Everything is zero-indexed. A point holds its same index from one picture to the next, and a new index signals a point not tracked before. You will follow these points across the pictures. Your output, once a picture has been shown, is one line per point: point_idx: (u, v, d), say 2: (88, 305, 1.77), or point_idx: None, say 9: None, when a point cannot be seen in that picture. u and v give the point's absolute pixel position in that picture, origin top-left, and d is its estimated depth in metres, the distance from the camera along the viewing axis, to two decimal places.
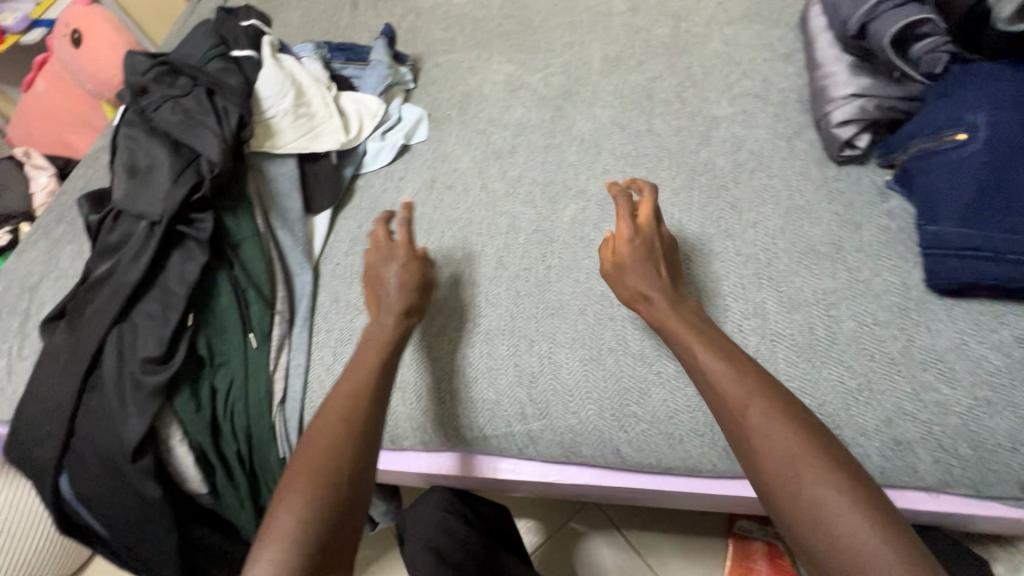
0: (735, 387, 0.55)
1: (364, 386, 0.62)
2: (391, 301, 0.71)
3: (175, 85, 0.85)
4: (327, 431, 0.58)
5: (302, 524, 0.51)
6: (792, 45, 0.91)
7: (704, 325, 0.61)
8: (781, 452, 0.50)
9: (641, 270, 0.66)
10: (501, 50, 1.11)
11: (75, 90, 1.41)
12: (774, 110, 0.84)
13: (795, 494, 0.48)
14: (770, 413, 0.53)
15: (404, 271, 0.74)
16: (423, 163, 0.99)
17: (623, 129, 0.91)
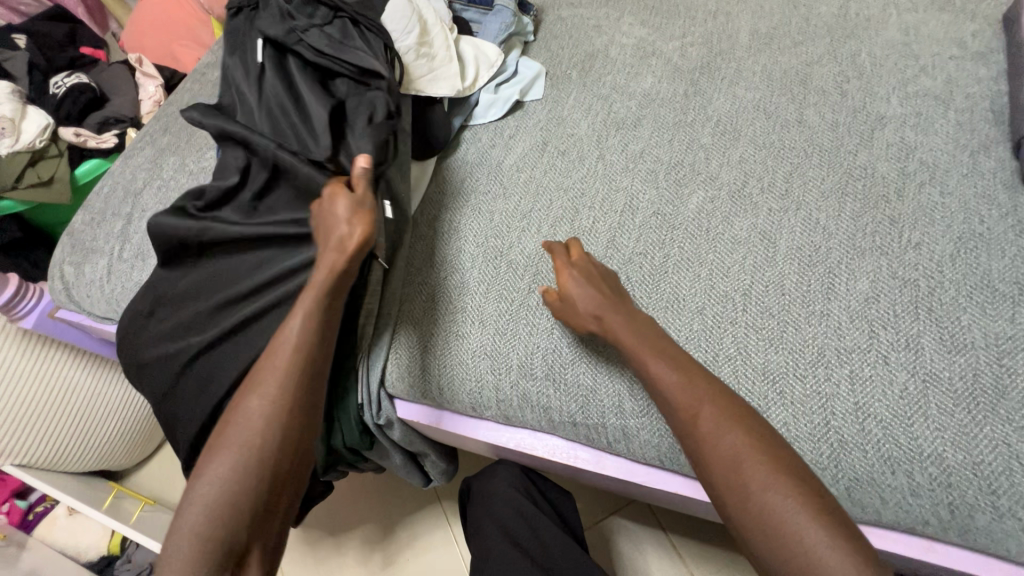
0: (691, 397, 0.54)
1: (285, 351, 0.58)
2: (338, 228, 0.64)
3: (316, 14, 0.84)
4: (250, 412, 0.56)
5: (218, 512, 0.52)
6: (989, 45, 0.78)
7: (650, 331, 0.60)
8: (734, 462, 0.50)
9: (587, 300, 0.64)
10: (635, 11, 1.02)
11: (188, 3, 1.44)
12: (957, 118, 0.73)
13: (747, 502, 0.48)
14: (723, 421, 0.52)
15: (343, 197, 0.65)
16: (536, 123, 0.93)
17: (767, 115, 0.81)
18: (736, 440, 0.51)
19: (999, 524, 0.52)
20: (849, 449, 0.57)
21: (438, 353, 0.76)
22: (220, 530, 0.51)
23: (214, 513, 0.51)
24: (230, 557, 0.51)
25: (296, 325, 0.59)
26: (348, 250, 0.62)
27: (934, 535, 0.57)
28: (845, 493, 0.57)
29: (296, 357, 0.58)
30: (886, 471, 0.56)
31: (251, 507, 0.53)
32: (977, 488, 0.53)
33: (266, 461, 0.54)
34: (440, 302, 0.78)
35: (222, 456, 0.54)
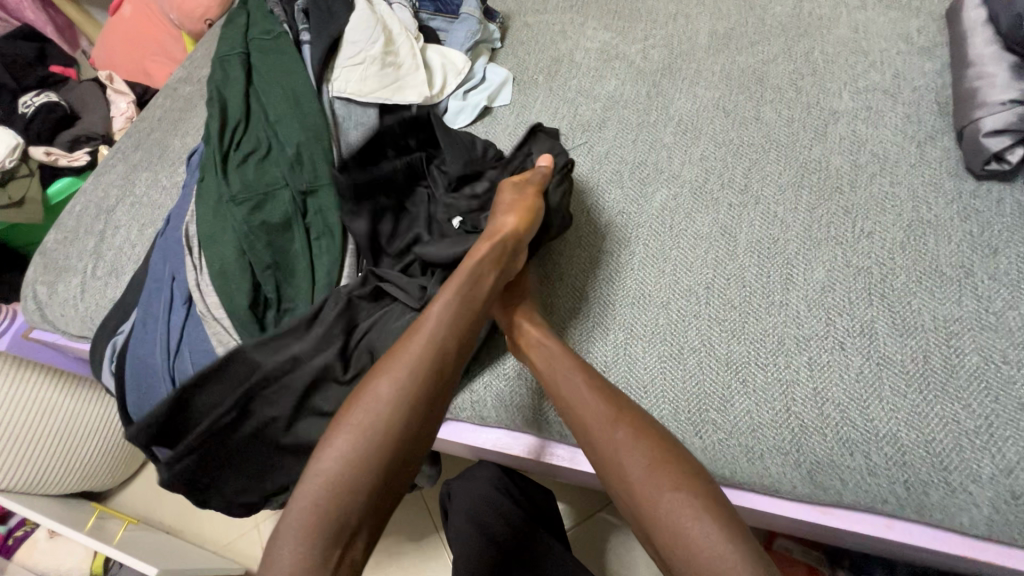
0: (606, 416, 0.58)
1: (420, 336, 0.60)
2: (499, 219, 0.71)
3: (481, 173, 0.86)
4: (379, 393, 0.56)
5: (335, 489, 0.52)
6: (934, 39, 0.81)
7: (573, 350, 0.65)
8: (637, 475, 0.54)
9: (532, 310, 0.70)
10: (598, 15, 1.04)
11: (157, 17, 1.44)
12: (905, 111, 0.76)
13: (645, 508, 0.53)
14: (634, 438, 0.56)
15: (507, 199, 0.74)
16: (504, 128, 0.94)
17: (726, 113, 0.84)
18: (641, 455, 0.55)
19: (952, 498, 0.54)
20: (809, 433, 0.59)
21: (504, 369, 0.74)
22: (339, 505, 0.51)
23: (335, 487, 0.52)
24: (341, 535, 0.51)
25: (437, 311, 0.62)
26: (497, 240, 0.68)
27: (893, 513, 0.58)
28: (808, 476, 0.59)
29: (433, 347, 0.60)
30: (844, 453, 0.58)
31: (371, 487, 0.53)
32: (930, 465, 0.55)
33: (390, 443, 0.55)
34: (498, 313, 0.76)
35: (347, 432, 0.54)
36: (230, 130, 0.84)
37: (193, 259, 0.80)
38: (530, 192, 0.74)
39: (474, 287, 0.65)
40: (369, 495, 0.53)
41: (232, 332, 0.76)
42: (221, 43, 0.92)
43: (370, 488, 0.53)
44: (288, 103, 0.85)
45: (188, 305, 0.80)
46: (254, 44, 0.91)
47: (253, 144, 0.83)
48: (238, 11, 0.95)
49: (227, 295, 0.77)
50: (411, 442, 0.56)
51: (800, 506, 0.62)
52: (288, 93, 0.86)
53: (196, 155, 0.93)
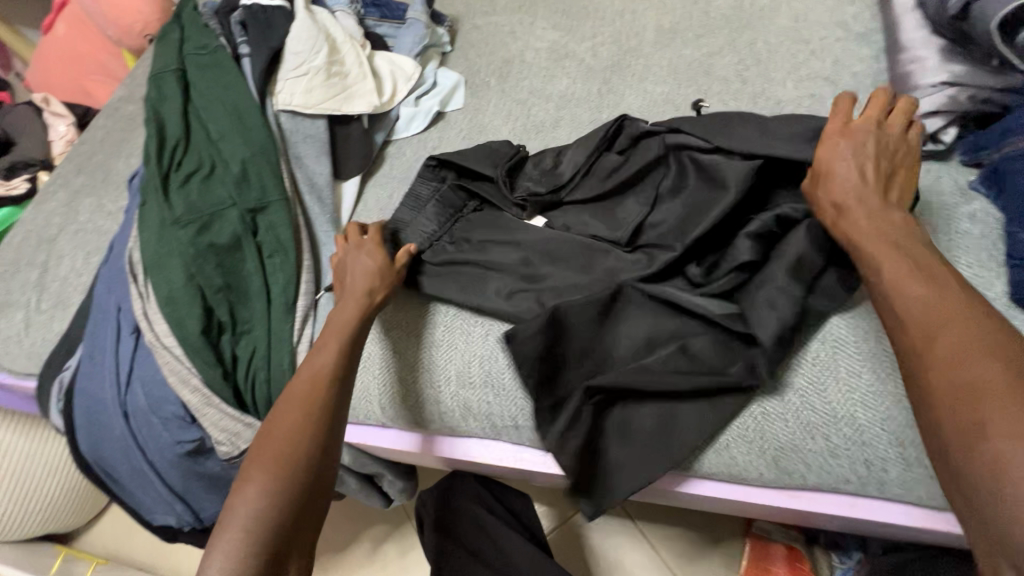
0: (928, 317, 0.47)
1: (314, 376, 0.60)
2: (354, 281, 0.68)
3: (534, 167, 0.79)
4: (286, 427, 0.57)
5: (251, 519, 0.52)
6: (869, 25, 0.84)
7: (904, 239, 0.52)
8: (959, 379, 0.43)
9: (846, 173, 0.57)
10: (547, 15, 1.03)
11: (93, 32, 1.35)
12: (845, 97, 0.78)
13: (957, 412, 0.42)
14: (966, 341, 0.44)
15: (371, 255, 0.70)
16: (458, 133, 0.93)
17: (676, 107, 0.85)
18: (977, 363, 0.43)
19: (908, 473, 0.56)
20: (771, 419, 0.60)
21: (390, 376, 0.74)
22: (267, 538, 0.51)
23: (261, 522, 0.52)
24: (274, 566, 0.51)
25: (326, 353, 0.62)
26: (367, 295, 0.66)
27: (854, 491, 0.60)
28: (773, 462, 0.60)
29: (333, 374, 0.61)
30: (806, 436, 0.59)
31: (288, 515, 0.53)
32: (885, 442, 0.57)
33: (308, 473, 0.55)
34: (394, 322, 0.75)
35: (259, 470, 0.55)
36: (170, 150, 0.81)
37: (138, 288, 0.77)
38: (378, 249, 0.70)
39: (357, 332, 0.65)
40: (284, 524, 0.53)
41: (184, 360, 0.73)
42: (155, 61, 0.89)
43: (287, 519, 0.53)
44: (230, 119, 0.82)
45: (136, 335, 0.77)
46: (190, 60, 0.87)
47: (195, 163, 0.81)
48: (172, 26, 0.92)
49: (176, 322, 0.74)
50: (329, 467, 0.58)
51: (768, 492, 0.64)
52: (229, 108, 0.83)
53: (137, 178, 0.89)
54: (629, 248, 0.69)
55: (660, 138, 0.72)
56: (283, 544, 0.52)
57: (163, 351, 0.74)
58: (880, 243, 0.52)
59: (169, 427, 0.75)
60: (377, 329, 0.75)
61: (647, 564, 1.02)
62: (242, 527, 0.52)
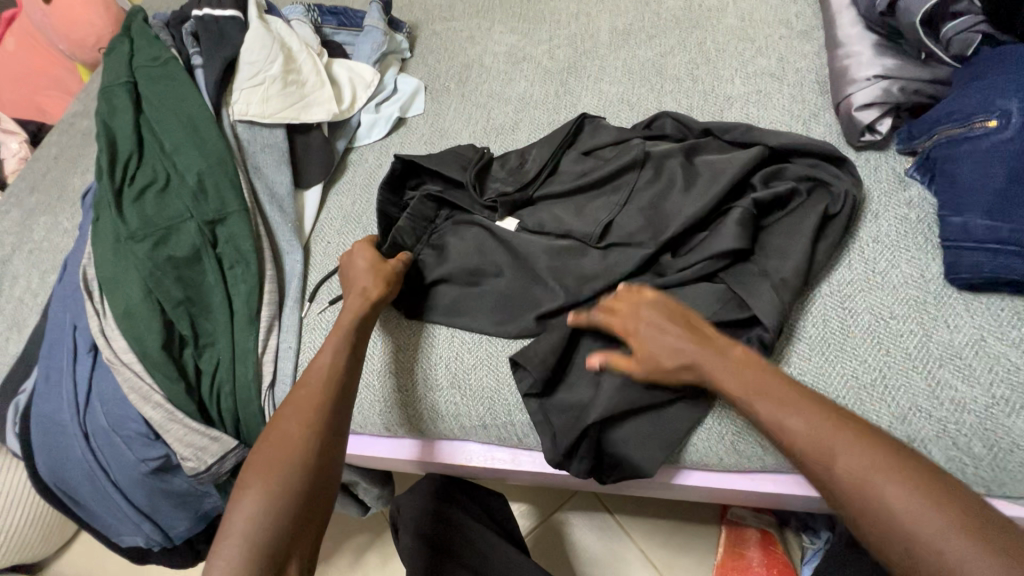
0: (822, 446, 0.47)
1: (316, 377, 0.60)
2: (357, 283, 0.69)
3: (507, 170, 0.80)
4: (289, 429, 0.56)
5: (253, 520, 0.50)
6: (810, 22, 0.87)
7: (763, 372, 0.53)
8: (882, 513, 0.44)
9: (665, 351, 0.57)
10: (503, 19, 1.04)
11: (45, 47, 1.32)
12: (790, 92, 0.81)
13: (899, 549, 0.43)
14: (872, 465, 0.45)
15: (366, 258, 0.71)
16: (419, 138, 0.93)
17: (630, 107, 0.87)
18: (892, 492, 0.44)
19: None
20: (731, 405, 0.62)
21: (385, 387, 0.73)
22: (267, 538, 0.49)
23: (259, 524, 0.50)
24: (274, 566, 0.49)
25: (328, 356, 0.62)
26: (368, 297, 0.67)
27: None
28: (733, 446, 0.62)
29: (333, 378, 0.60)
30: None
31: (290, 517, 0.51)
32: None
33: (311, 470, 0.54)
34: (392, 331, 0.75)
35: (260, 473, 0.53)
36: (122, 164, 0.80)
37: (94, 305, 0.76)
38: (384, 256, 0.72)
39: (360, 335, 0.65)
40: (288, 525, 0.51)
41: (145, 376, 0.72)
42: (104, 74, 0.87)
43: (290, 519, 0.51)
44: (185, 131, 0.81)
45: (93, 353, 0.76)
46: (140, 72, 0.86)
47: (150, 177, 0.79)
48: (120, 38, 0.90)
49: (136, 338, 0.72)
50: (333, 465, 0.56)
51: (730, 477, 0.66)
52: (183, 120, 0.82)
53: (89, 195, 0.88)
54: (600, 243, 0.70)
55: (640, 143, 0.74)
56: (285, 542, 0.50)
57: (121, 369, 0.72)
58: (750, 387, 0.53)
59: (133, 446, 0.73)
60: (378, 336, 0.75)
61: (628, 558, 1.03)
62: (245, 529, 0.50)
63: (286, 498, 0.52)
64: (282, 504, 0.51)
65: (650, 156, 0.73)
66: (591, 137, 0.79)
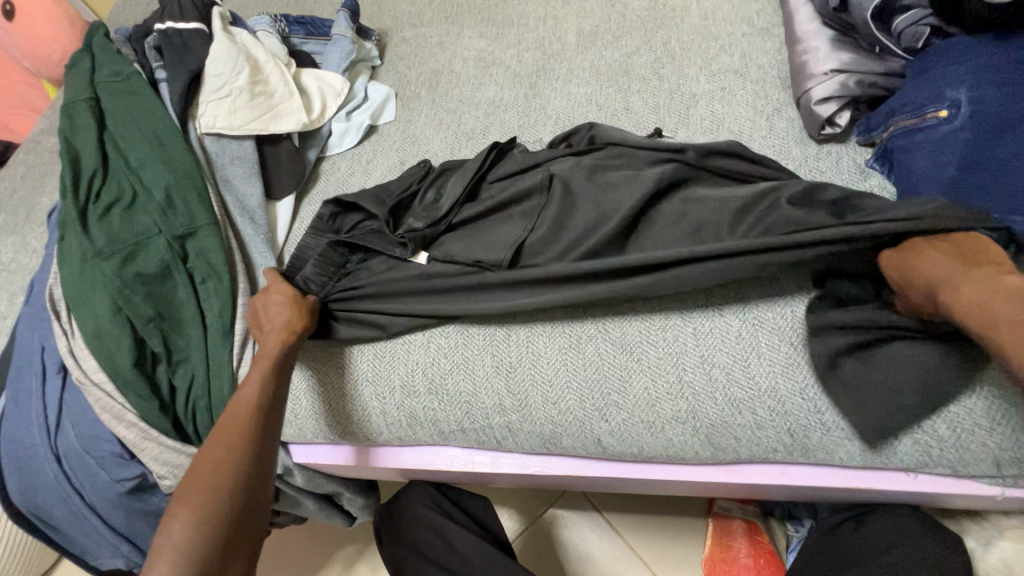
0: None
1: (242, 411, 0.60)
2: (271, 325, 0.69)
3: (428, 193, 0.79)
4: (215, 452, 0.56)
5: (185, 542, 0.50)
6: (771, 20, 0.89)
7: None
8: None
9: (936, 267, 0.52)
10: (472, 24, 1.04)
11: (11, 65, 1.30)
12: (753, 88, 0.82)
13: None
14: None
15: (275, 296, 0.72)
16: (392, 145, 0.93)
17: (599, 107, 0.88)
18: None
19: (830, 436, 0.60)
20: (702, 399, 0.63)
21: (317, 405, 0.74)
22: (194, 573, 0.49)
23: (186, 558, 0.49)
24: None
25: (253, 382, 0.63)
26: (290, 330, 0.68)
27: (785, 460, 0.63)
28: (707, 439, 0.63)
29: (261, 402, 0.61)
30: (734, 412, 0.62)
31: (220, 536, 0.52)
32: (806, 411, 0.60)
33: (241, 492, 0.55)
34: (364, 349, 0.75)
35: (188, 495, 0.53)
36: (87, 181, 0.79)
37: (61, 325, 0.75)
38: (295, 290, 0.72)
39: (283, 365, 0.66)
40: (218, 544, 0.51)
41: (117, 396, 0.71)
42: (66, 91, 0.86)
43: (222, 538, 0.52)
44: (150, 146, 0.81)
45: (63, 374, 0.75)
46: (102, 87, 0.85)
47: (115, 193, 0.79)
48: (82, 54, 0.89)
49: (106, 357, 0.71)
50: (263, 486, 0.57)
51: (707, 469, 0.67)
52: (147, 135, 0.81)
53: (55, 214, 0.86)
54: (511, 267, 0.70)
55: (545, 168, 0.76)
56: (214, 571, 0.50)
57: (91, 390, 0.71)
58: (1000, 321, 0.47)
59: (107, 466, 0.72)
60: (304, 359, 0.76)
61: (618, 555, 1.03)
62: (175, 553, 0.49)
63: (217, 517, 0.52)
64: (214, 523, 0.52)
65: (558, 177, 0.74)
66: (509, 159, 0.80)
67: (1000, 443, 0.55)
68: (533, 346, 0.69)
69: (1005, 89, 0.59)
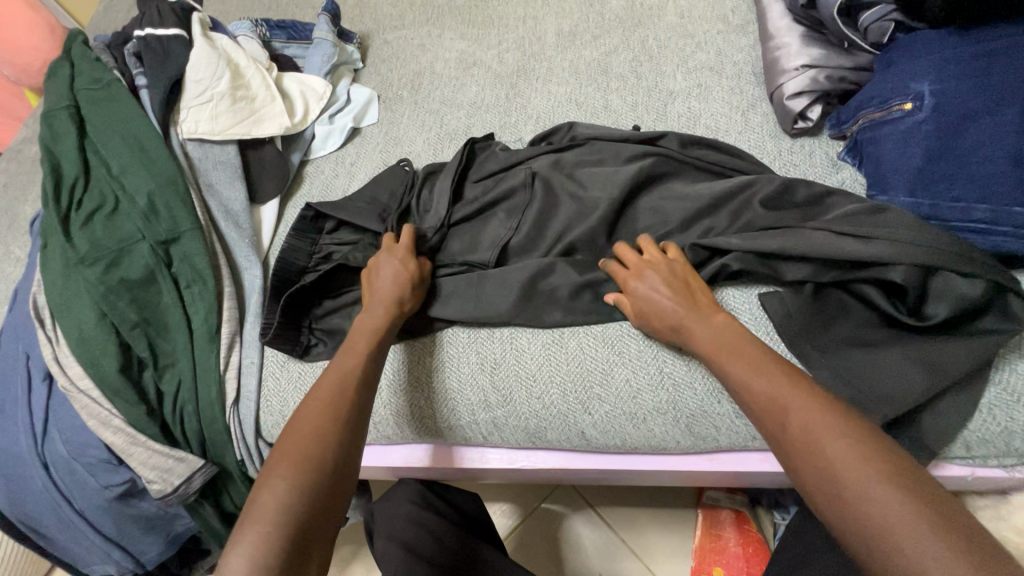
0: (776, 403, 0.49)
1: (342, 381, 0.59)
2: (382, 288, 0.67)
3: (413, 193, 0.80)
4: (315, 421, 0.55)
5: (284, 508, 0.48)
6: (745, 17, 0.90)
7: (737, 340, 0.55)
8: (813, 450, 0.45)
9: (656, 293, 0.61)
10: (453, 25, 1.05)
11: None
12: (729, 84, 0.84)
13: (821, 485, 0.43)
14: (811, 413, 0.47)
15: (390, 259, 0.69)
16: (375, 147, 0.94)
17: (579, 106, 0.89)
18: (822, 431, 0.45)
19: None
20: (682, 390, 0.64)
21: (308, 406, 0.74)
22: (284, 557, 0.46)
23: (284, 522, 0.47)
24: (297, 552, 0.47)
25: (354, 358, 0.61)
26: (399, 304, 0.66)
27: (762, 447, 0.65)
28: (687, 429, 0.64)
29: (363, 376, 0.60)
30: (714, 402, 0.63)
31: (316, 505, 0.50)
32: None
33: (338, 463, 0.53)
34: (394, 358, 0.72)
35: (289, 461, 0.51)
36: (69, 189, 0.79)
37: (46, 333, 0.75)
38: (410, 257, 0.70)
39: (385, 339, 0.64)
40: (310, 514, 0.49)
41: (103, 402, 0.71)
42: (46, 99, 0.86)
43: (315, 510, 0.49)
44: (131, 152, 0.81)
45: (48, 382, 0.75)
46: (82, 95, 0.85)
47: (98, 200, 0.79)
48: (60, 61, 0.89)
49: (92, 364, 0.72)
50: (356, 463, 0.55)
51: (688, 459, 0.68)
52: (128, 141, 0.82)
53: (37, 222, 0.86)
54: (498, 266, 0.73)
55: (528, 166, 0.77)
56: (304, 542, 0.48)
57: (77, 397, 0.71)
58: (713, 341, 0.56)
59: (95, 472, 0.72)
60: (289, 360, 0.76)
61: (609, 548, 1.04)
62: (275, 516, 0.47)
63: (315, 486, 0.50)
64: (312, 492, 0.50)
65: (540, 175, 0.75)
66: (489, 158, 0.82)
67: (970, 425, 0.57)
68: (518, 342, 0.70)
69: (966, 81, 0.61)
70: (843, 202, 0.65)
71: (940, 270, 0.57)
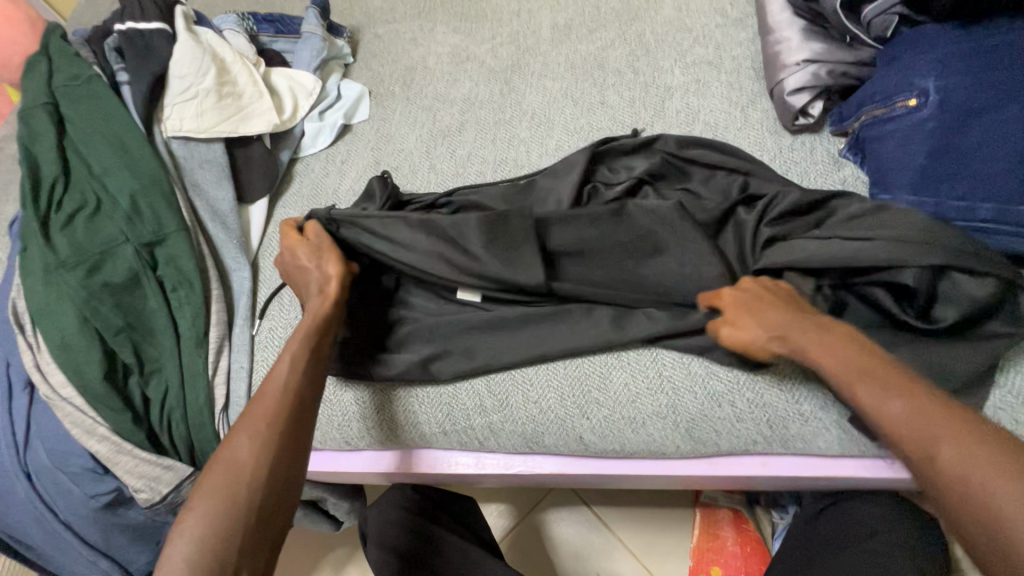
0: (923, 436, 0.44)
1: (270, 394, 0.55)
2: (309, 282, 0.66)
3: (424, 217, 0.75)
4: (238, 444, 0.52)
5: (198, 544, 0.46)
6: (744, 10, 0.88)
7: (865, 357, 0.50)
8: (979, 492, 0.40)
9: (760, 313, 0.56)
10: (445, 19, 1.03)
11: None
12: (728, 79, 0.82)
13: (990, 532, 0.39)
14: (975, 452, 0.42)
15: (299, 251, 0.67)
16: (366, 144, 0.92)
17: (575, 101, 0.87)
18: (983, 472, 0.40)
19: (808, 426, 0.61)
20: (682, 394, 0.63)
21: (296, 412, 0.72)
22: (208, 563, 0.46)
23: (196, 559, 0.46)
24: None
25: (284, 365, 0.58)
26: (326, 293, 0.63)
27: (763, 451, 0.64)
28: (687, 433, 0.63)
29: (291, 386, 0.56)
30: (714, 405, 0.62)
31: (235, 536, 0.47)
32: (785, 403, 0.61)
33: (261, 487, 0.50)
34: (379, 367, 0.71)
35: (207, 492, 0.49)
36: (48, 190, 0.76)
37: (27, 339, 0.72)
38: (322, 245, 0.67)
39: (312, 333, 0.61)
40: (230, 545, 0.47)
41: (88, 410, 0.69)
42: (24, 96, 0.83)
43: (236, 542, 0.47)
44: (113, 152, 0.78)
45: (31, 390, 0.73)
46: (62, 92, 0.82)
47: (79, 201, 0.76)
48: (38, 57, 0.86)
49: (74, 371, 0.69)
50: (291, 479, 0.52)
51: (689, 463, 0.67)
52: (110, 140, 0.79)
53: (17, 224, 0.84)
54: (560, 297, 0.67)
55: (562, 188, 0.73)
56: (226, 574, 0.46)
57: (59, 405, 0.69)
58: (840, 364, 0.51)
59: (80, 482, 0.70)
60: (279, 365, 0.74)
61: (607, 549, 1.03)
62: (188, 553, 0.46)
63: (230, 517, 0.48)
64: (227, 523, 0.47)
65: (583, 197, 0.73)
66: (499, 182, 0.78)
67: None
68: None
69: (971, 76, 0.59)
70: (848, 203, 0.64)
71: (950, 272, 0.55)
